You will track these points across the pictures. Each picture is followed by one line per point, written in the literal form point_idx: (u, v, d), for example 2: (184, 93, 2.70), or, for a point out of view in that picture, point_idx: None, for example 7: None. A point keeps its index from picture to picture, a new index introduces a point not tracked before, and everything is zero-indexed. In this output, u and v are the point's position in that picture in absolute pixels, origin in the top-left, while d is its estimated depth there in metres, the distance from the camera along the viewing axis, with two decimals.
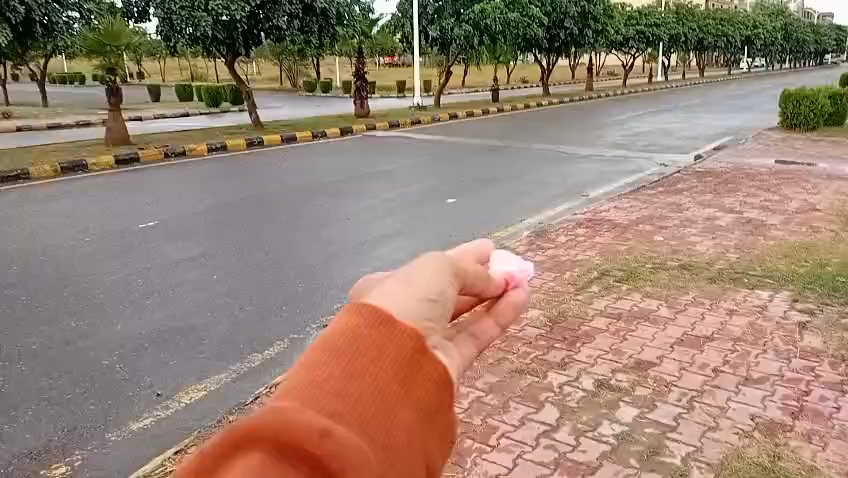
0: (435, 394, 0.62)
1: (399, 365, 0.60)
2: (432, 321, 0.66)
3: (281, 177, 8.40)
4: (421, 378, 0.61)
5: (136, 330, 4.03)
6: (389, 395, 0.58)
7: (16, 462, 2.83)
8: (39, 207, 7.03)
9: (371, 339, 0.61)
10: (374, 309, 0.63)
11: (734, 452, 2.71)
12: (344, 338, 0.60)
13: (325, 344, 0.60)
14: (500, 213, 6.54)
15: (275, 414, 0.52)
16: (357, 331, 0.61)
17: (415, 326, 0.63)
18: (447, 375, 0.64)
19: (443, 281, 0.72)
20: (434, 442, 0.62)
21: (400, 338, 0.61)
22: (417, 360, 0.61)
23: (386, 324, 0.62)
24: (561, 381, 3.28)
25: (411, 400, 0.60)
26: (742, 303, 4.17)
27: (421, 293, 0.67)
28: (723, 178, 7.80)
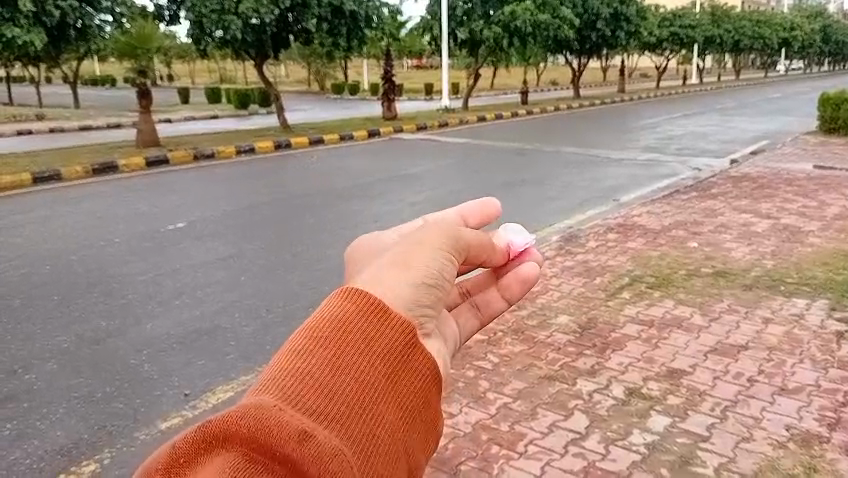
0: (414, 394, 0.79)
1: (386, 363, 0.78)
2: (426, 308, 0.89)
3: (310, 180, 8.44)
4: (402, 377, 0.79)
5: (165, 329, 4.07)
6: (370, 396, 0.75)
7: (48, 459, 2.87)
8: (70, 208, 7.13)
9: (357, 338, 0.78)
10: (360, 309, 0.81)
11: (769, 464, 2.63)
12: (335, 331, 0.78)
13: (316, 339, 0.78)
14: (529, 217, 6.48)
15: (266, 410, 0.69)
16: (345, 327, 0.79)
17: (406, 322, 0.82)
18: (428, 375, 0.82)
19: (441, 262, 0.94)
20: (416, 437, 0.78)
21: (384, 339, 0.79)
22: (397, 359, 0.80)
23: (372, 326, 0.80)
24: (590, 388, 3.22)
25: (391, 397, 0.77)
26: (778, 311, 4.06)
27: (414, 282, 0.88)
28: (758, 183, 7.63)
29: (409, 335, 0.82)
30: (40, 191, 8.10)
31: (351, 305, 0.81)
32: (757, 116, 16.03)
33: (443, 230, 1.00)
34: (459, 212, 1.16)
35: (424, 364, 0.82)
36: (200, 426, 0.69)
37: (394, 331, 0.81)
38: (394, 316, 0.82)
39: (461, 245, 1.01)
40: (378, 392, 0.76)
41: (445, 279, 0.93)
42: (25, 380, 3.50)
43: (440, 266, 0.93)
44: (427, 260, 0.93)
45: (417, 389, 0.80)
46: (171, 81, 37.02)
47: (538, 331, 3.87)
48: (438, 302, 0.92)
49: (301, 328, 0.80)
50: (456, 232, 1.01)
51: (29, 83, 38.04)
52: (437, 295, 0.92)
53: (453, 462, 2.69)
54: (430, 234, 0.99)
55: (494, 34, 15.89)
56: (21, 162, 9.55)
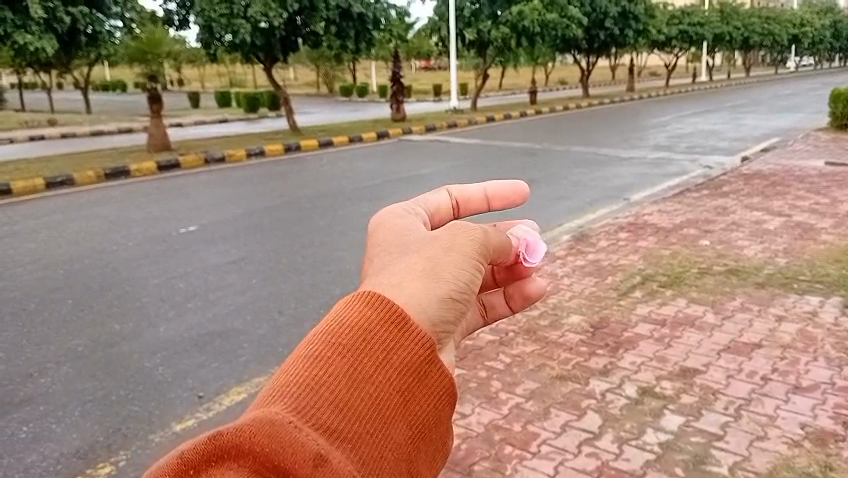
0: (427, 411, 0.79)
1: (401, 379, 0.77)
2: (451, 320, 0.87)
3: (320, 182, 8.47)
4: (417, 392, 0.78)
5: (178, 332, 4.09)
6: (383, 414, 0.75)
7: (64, 461, 2.90)
8: (83, 213, 7.19)
9: (375, 349, 0.78)
10: (379, 317, 0.80)
11: (783, 462, 2.62)
12: (354, 340, 0.78)
13: (333, 346, 0.77)
14: (540, 217, 6.46)
15: (280, 428, 0.69)
16: (364, 338, 0.78)
17: (427, 338, 0.81)
18: (444, 391, 0.81)
19: (469, 269, 0.91)
20: (424, 455, 0.78)
21: (401, 353, 0.79)
22: (414, 373, 0.79)
23: (393, 337, 0.79)
24: (602, 388, 3.22)
25: (405, 415, 0.77)
26: (791, 308, 4.04)
27: (441, 294, 0.86)
28: (770, 180, 7.59)
29: (427, 348, 0.80)
30: (53, 196, 8.18)
31: (372, 311, 0.80)
32: (768, 113, 15.93)
33: (473, 230, 0.97)
34: (486, 188, 1.19)
35: (440, 379, 0.81)
36: (210, 436, 0.69)
37: (414, 344, 0.80)
38: (415, 328, 0.80)
39: (489, 251, 0.98)
40: (392, 409, 0.76)
41: (472, 290, 0.91)
42: (40, 384, 3.52)
43: (469, 278, 0.91)
44: (454, 268, 0.90)
45: (432, 405, 0.79)
46: (181, 86, 37.22)
47: (549, 331, 3.87)
48: (463, 313, 0.90)
49: (317, 331, 0.79)
50: (485, 234, 0.98)
51: (41, 89, 38.44)
52: (463, 307, 0.89)
53: (466, 463, 2.69)
54: (460, 234, 0.95)
55: (502, 34, 15.89)
56: (33, 168, 9.65)
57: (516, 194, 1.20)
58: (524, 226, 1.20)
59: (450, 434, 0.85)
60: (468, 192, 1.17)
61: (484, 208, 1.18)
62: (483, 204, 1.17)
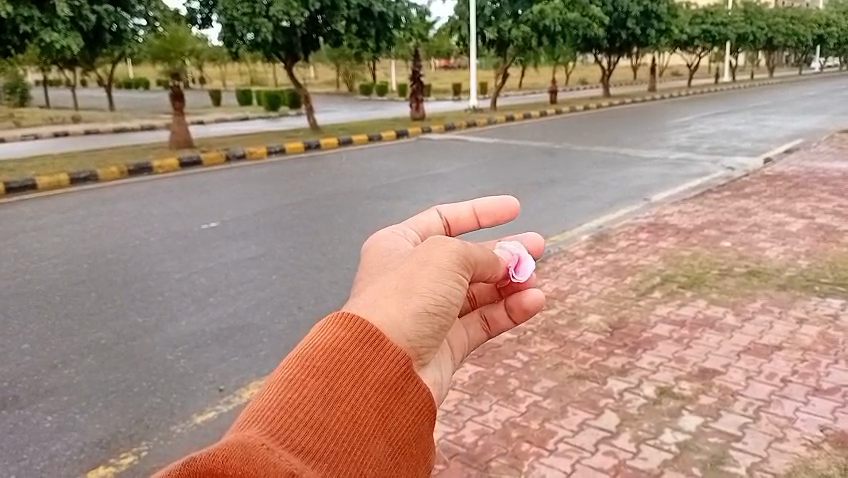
0: (404, 426, 0.83)
1: (377, 396, 0.82)
2: (429, 335, 0.93)
3: (342, 180, 8.51)
4: (394, 409, 0.83)
5: (199, 327, 4.15)
6: (360, 431, 0.79)
7: (88, 450, 2.96)
8: (105, 209, 7.28)
9: (351, 369, 0.82)
10: (352, 336, 0.84)
11: (802, 464, 2.60)
12: (327, 362, 0.82)
13: (308, 369, 0.81)
14: (560, 217, 6.44)
15: (255, 450, 0.73)
16: (337, 358, 0.82)
17: (402, 357, 0.86)
18: (422, 401, 0.86)
19: (447, 284, 0.97)
20: (406, 468, 0.82)
21: (376, 370, 0.83)
22: (391, 390, 0.83)
23: (367, 356, 0.84)
24: (620, 387, 3.22)
25: (384, 431, 0.81)
26: (812, 311, 4.01)
27: (416, 310, 0.92)
28: (793, 182, 7.50)
29: (401, 365, 0.85)
30: (78, 191, 8.30)
31: (344, 332, 0.84)
32: (792, 114, 15.72)
33: (453, 247, 1.04)
34: (475, 204, 1.31)
35: (417, 394, 0.86)
36: (184, 463, 0.72)
37: (390, 362, 0.85)
38: (389, 346, 0.85)
39: (469, 265, 1.04)
40: (368, 427, 0.80)
41: (452, 303, 0.97)
42: (65, 374, 3.59)
43: (447, 292, 0.97)
44: (430, 282, 0.96)
45: (410, 421, 0.84)
46: (202, 83, 37.44)
47: (567, 330, 3.87)
48: (441, 329, 0.96)
49: (292, 356, 0.84)
50: (464, 248, 1.05)
51: (65, 86, 38.97)
52: (441, 323, 0.95)
53: (482, 459, 2.71)
54: (439, 251, 1.02)
55: (522, 33, 15.81)
56: (57, 163, 9.80)
57: (506, 210, 1.31)
58: (519, 242, 1.29)
59: (431, 449, 0.89)
60: (458, 212, 1.29)
61: (474, 224, 1.31)
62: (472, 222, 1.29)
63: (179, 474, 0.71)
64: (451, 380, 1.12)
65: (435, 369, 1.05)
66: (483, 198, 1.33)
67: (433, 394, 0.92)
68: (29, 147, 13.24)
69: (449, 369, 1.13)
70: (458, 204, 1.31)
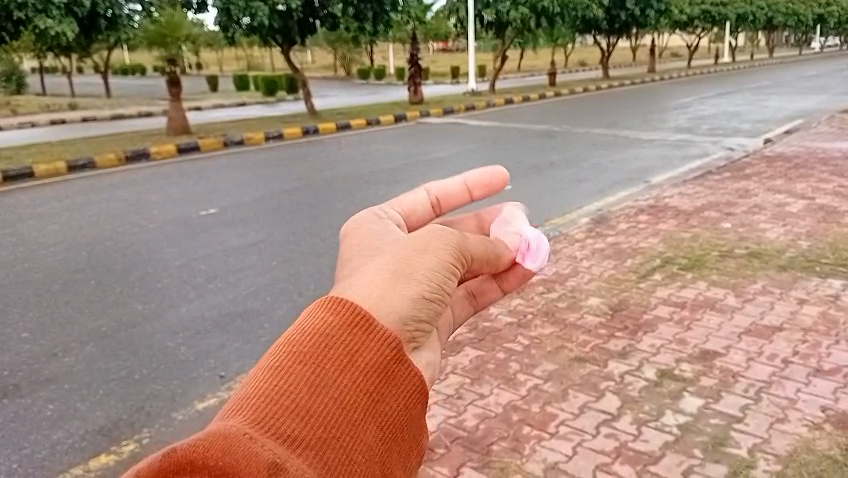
0: (397, 410, 0.79)
1: (369, 377, 0.78)
2: (423, 321, 0.89)
3: (340, 165, 8.46)
4: (386, 393, 0.79)
5: (199, 313, 4.15)
6: (349, 417, 0.75)
7: (89, 438, 2.97)
8: (102, 196, 7.26)
9: (341, 352, 0.78)
10: (341, 320, 0.80)
11: (803, 445, 2.61)
12: (314, 348, 0.78)
13: (294, 355, 0.77)
14: (561, 200, 6.41)
15: (233, 440, 0.69)
16: (325, 343, 0.78)
17: (395, 340, 0.82)
18: (416, 383, 0.82)
19: (442, 270, 0.94)
20: (398, 456, 0.79)
21: (368, 354, 0.79)
22: (381, 373, 0.79)
23: (358, 340, 0.79)
24: (621, 370, 3.21)
25: (374, 416, 0.77)
26: (813, 292, 3.99)
27: (413, 295, 0.88)
28: (793, 163, 7.47)
29: (393, 347, 0.81)
30: (75, 179, 8.28)
31: (333, 315, 0.81)
32: (794, 94, 15.63)
33: (449, 235, 1.00)
34: (466, 178, 1.25)
35: (411, 378, 0.82)
36: (162, 454, 0.68)
37: (379, 346, 0.80)
38: (379, 328, 0.81)
39: (465, 258, 1.01)
40: (359, 413, 0.76)
41: (447, 289, 0.94)
42: (66, 362, 3.59)
43: (443, 276, 0.93)
44: (427, 267, 0.92)
45: (403, 404, 0.80)
46: (199, 69, 37.18)
47: (568, 312, 3.87)
48: (436, 314, 0.92)
49: (280, 340, 0.80)
50: (459, 239, 1.01)
51: (61, 73, 38.84)
52: (436, 309, 0.92)
53: (484, 443, 2.71)
54: (436, 237, 0.98)
55: (521, 15, 15.67)
56: (55, 151, 9.76)
57: (498, 181, 1.25)
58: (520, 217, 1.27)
59: (425, 434, 0.86)
60: (447, 188, 1.23)
61: (467, 197, 1.25)
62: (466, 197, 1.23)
63: (156, 467, 0.67)
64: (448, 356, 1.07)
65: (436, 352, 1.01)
66: (475, 167, 1.26)
67: (427, 378, 0.88)
68: (25, 134, 13.16)
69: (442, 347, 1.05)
70: (447, 179, 1.25)
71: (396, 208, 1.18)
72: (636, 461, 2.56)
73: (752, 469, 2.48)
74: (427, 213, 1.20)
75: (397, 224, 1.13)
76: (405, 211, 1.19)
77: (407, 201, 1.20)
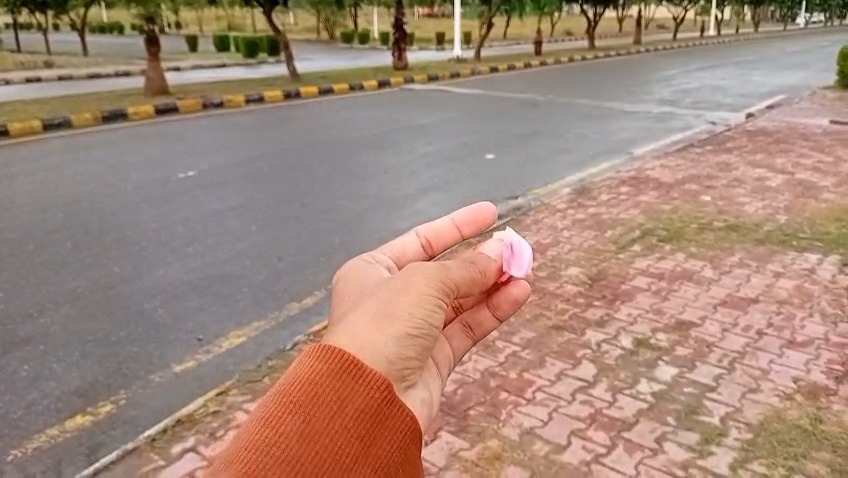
0: (391, 453, 0.80)
1: (359, 421, 0.79)
2: (406, 360, 0.91)
3: (322, 130, 8.37)
4: (380, 436, 0.80)
5: (178, 276, 4.11)
6: (341, 466, 0.77)
7: (65, 399, 2.95)
8: (78, 156, 7.11)
9: (330, 401, 0.79)
10: (329, 367, 0.81)
11: (774, 414, 2.66)
12: (303, 397, 0.79)
13: (283, 405, 0.78)
14: (543, 170, 6.40)
15: None
16: (314, 392, 0.79)
17: (386, 382, 0.83)
18: (410, 423, 0.84)
19: (426, 306, 0.96)
20: None
21: (358, 400, 0.80)
22: (374, 417, 0.80)
23: (348, 385, 0.81)
24: (598, 338, 3.25)
25: (366, 459, 0.78)
26: (789, 265, 4.04)
27: (395, 335, 0.91)
28: (774, 138, 7.52)
29: (385, 390, 0.82)
30: (49, 138, 8.10)
31: (321, 363, 0.81)
32: (778, 69, 15.65)
33: (432, 268, 1.03)
34: (452, 218, 1.35)
35: (405, 420, 0.83)
36: None
37: (371, 389, 0.81)
38: (368, 372, 0.83)
39: (450, 288, 1.03)
40: (351, 459, 0.77)
41: (432, 325, 0.96)
42: (42, 324, 3.55)
43: (427, 313, 0.96)
44: (409, 306, 0.95)
45: (399, 446, 0.82)
46: (178, 27, 36.44)
47: (547, 282, 3.89)
48: (422, 352, 0.95)
49: (267, 392, 0.80)
50: (444, 269, 1.03)
51: (35, 30, 37.87)
52: (422, 346, 0.94)
53: (461, 408, 2.73)
54: (418, 274, 1.00)
55: None
56: (29, 109, 9.53)
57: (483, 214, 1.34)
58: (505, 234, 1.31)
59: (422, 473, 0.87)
60: (436, 228, 1.33)
61: (456, 236, 1.35)
62: (454, 235, 1.33)
63: None
64: (440, 396, 1.09)
65: (424, 389, 1.02)
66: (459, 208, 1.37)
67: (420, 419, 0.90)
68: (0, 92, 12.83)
69: (438, 386, 1.10)
70: (436, 219, 1.35)
71: (387, 250, 1.28)
72: (609, 428, 2.60)
73: (724, 437, 2.53)
74: (418, 253, 1.31)
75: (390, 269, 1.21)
76: (395, 253, 1.28)
77: (399, 244, 1.30)
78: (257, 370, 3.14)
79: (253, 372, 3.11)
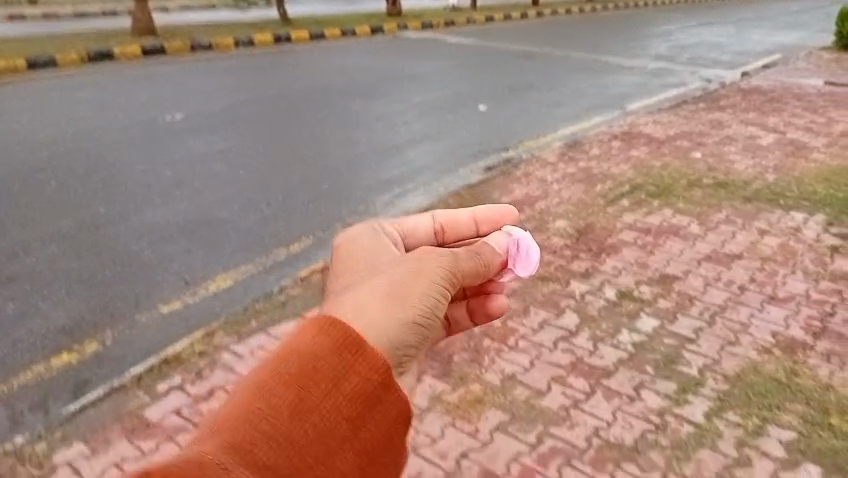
0: (375, 436, 0.90)
1: (349, 403, 0.89)
2: (405, 346, 1.05)
3: (313, 76, 8.23)
4: (368, 418, 0.90)
5: (164, 218, 4.09)
6: (327, 445, 0.86)
7: (51, 337, 2.96)
8: (63, 96, 6.97)
9: (325, 379, 0.88)
10: (332, 344, 0.91)
11: (751, 366, 2.72)
12: (302, 371, 0.88)
13: (283, 378, 0.88)
14: (535, 122, 6.36)
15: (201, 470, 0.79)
16: (314, 366, 0.89)
17: (384, 367, 0.93)
18: (398, 412, 0.93)
19: (430, 300, 1.12)
20: None
21: (353, 381, 0.90)
22: (365, 400, 0.90)
23: (345, 365, 0.90)
24: (582, 289, 3.28)
25: (352, 440, 0.88)
26: (775, 224, 4.07)
27: (404, 320, 1.06)
28: (768, 97, 7.48)
29: (381, 374, 0.92)
30: (32, 77, 7.91)
31: (325, 339, 0.91)
32: (777, 28, 15.44)
33: (442, 260, 1.19)
34: (472, 215, 1.48)
35: (394, 405, 0.93)
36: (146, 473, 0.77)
37: (366, 371, 0.91)
38: (369, 354, 0.92)
39: (455, 280, 1.20)
40: (336, 440, 0.87)
41: (434, 316, 1.12)
42: (27, 263, 3.54)
43: (432, 304, 1.12)
44: (419, 294, 1.12)
45: (385, 429, 0.92)
46: None
47: (534, 233, 3.90)
48: (420, 343, 1.08)
49: (271, 360, 0.90)
50: (453, 262, 1.21)
51: None
52: (422, 335, 1.09)
53: (444, 353, 2.76)
54: (430, 264, 1.17)
55: None
56: (11, 47, 9.28)
57: (502, 218, 1.49)
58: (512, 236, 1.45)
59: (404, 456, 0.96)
60: (455, 219, 1.45)
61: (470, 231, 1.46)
62: (471, 229, 1.45)
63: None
64: None
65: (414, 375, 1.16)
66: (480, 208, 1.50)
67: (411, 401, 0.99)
68: None
69: None
70: (457, 212, 1.47)
71: (400, 225, 1.37)
72: (589, 375, 2.65)
73: (701, 387, 2.59)
74: (429, 234, 1.40)
75: (395, 241, 1.31)
76: (408, 229, 1.38)
77: (415, 222, 1.40)
78: (243, 313, 3.16)
79: (239, 316, 3.14)
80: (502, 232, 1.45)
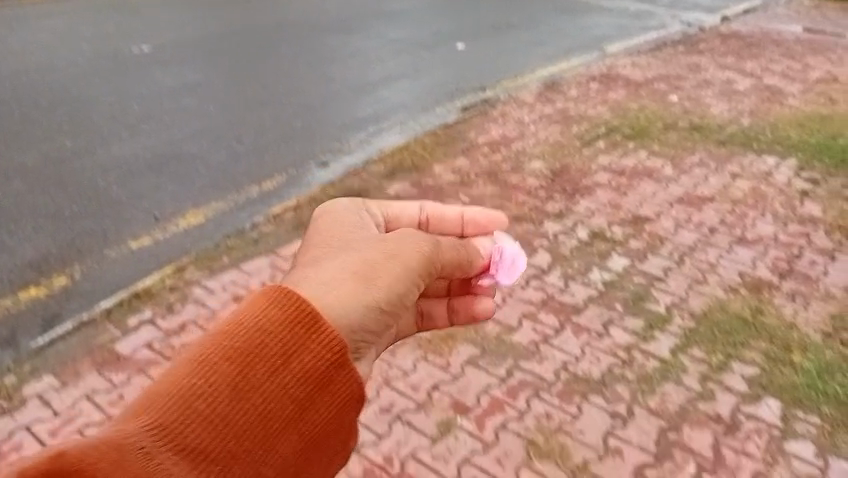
0: (321, 416, 0.98)
1: (294, 385, 0.96)
2: (365, 326, 1.13)
3: (286, 9, 7.97)
4: (315, 399, 0.98)
5: (133, 153, 3.99)
6: (268, 428, 0.94)
7: (17, 270, 2.91)
8: (23, 25, 6.69)
9: (270, 359, 0.95)
10: (284, 319, 0.98)
11: (717, 304, 2.78)
12: (249, 346, 0.95)
13: (230, 353, 0.95)
14: (513, 62, 6.26)
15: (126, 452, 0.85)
16: (260, 343, 0.96)
17: (337, 348, 1.00)
18: (347, 393, 1.01)
19: (398, 289, 1.20)
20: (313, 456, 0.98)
21: (300, 359, 0.97)
22: (314, 380, 0.98)
23: (294, 343, 0.97)
24: (556, 229, 3.29)
25: (296, 421, 0.96)
26: (748, 167, 4.09)
27: (369, 301, 1.14)
28: (747, 42, 7.43)
29: (331, 353, 0.99)
30: None
31: (276, 312, 0.98)
32: None
33: (421, 247, 1.28)
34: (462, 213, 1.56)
35: (344, 382, 1.01)
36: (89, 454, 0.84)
37: (317, 350, 0.99)
38: (322, 331, 0.99)
39: (430, 268, 1.30)
40: (278, 422, 0.95)
41: (401, 303, 1.21)
42: None
43: (403, 292, 1.22)
44: (392, 277, 1.21)
45: (331, 409, 0.99)
46: None
47: (510, 174, 3.89)
48: (381, 331, 1.18)
49: (224, 328, 0.97)
50: (433, 250, 1.31)
51: None
52: (386, 321, 1.18)
53: None
54: (410, 247, 1.27)
55: None
56: None
57: (491, 222, 1.59)
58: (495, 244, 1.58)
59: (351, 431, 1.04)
60: (445, 215, 1.55)
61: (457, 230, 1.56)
62: (457, 228, 1.55)
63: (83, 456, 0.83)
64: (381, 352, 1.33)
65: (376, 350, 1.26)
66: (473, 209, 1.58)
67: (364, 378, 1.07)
68: None
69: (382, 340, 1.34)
70: (448, 208, 1.56)
71: (387, 211, 1.47)
72: (560, 312, 2.69)
73: (668, 324, 2.64)
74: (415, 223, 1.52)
75: (376, 222, 1.42)
76: (395, 214, 1.48)
77: (405, 210, 1.50)
78: (215, 250, 3.13)
79: (211, 252, 3.12)
80: (488, 240, 1.56)
